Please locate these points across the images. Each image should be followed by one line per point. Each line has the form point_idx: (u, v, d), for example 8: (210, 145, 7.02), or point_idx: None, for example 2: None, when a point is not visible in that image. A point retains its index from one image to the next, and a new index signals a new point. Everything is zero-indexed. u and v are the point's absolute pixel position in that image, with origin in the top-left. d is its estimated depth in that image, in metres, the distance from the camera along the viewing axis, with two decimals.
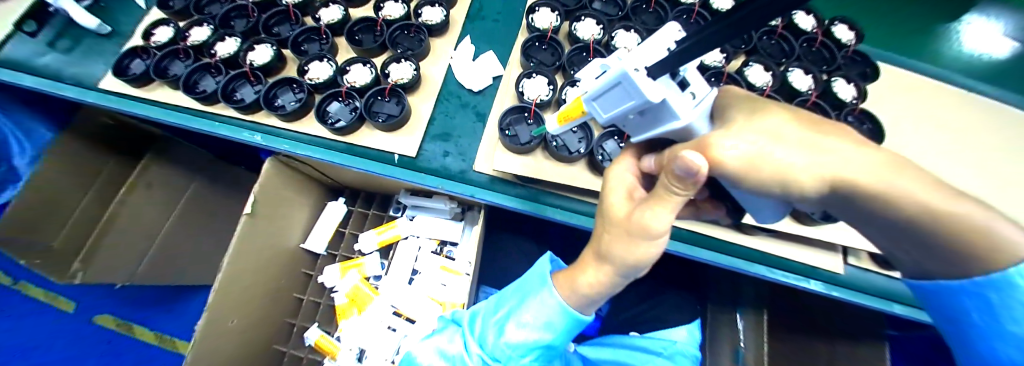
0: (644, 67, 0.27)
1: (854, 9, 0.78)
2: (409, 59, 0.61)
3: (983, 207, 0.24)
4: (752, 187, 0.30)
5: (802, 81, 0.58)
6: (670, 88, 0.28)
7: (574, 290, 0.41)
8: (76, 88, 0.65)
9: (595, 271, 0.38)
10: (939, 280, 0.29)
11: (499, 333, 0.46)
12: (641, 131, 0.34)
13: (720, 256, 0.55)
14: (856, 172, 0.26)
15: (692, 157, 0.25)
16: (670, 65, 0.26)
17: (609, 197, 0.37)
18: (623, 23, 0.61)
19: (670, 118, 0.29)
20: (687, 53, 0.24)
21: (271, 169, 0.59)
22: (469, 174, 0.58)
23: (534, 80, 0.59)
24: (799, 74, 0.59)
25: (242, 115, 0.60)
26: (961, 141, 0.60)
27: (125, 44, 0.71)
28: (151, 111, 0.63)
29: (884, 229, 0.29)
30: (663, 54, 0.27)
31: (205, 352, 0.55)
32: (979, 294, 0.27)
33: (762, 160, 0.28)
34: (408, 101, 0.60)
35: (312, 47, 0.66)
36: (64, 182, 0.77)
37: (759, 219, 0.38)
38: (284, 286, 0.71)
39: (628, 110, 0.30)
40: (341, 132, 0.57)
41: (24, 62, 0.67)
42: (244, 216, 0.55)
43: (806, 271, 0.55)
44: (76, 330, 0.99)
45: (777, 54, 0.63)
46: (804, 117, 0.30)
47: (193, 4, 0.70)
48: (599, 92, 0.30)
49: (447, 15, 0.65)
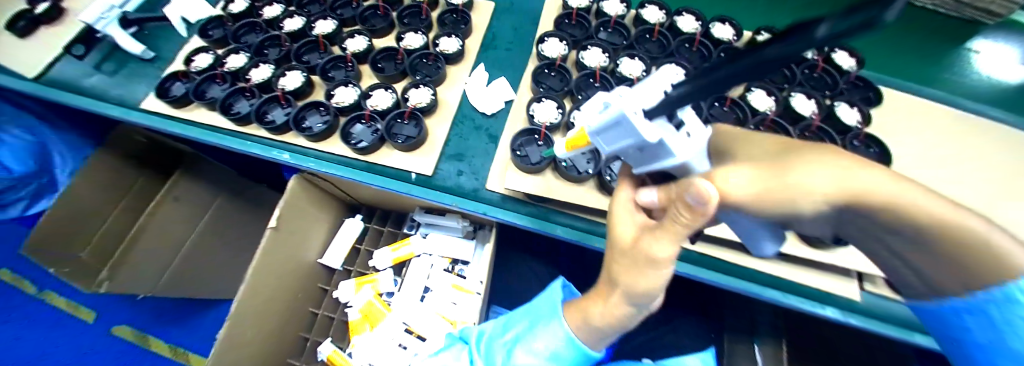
0: (643, 108, 0.30)
1: (883, 47, 0.79)
2: (428, 85, 0.66)
3: (979, 225, 0.25)
4: (771, 209, 0.32)
5: (805, 106, 0.60)
6: (667, 129, 0.30)
7: (587, 320, 0.42)
8: (118, 108, 0.71)
9: (608, 302, 0.39)
10: (943, 299, 0.30)
11: (507, 357, 0.47)
12: (643, 164, 0.36)
13: (735, 280, 0.55)
14: (868, 185, 0.28)
15: (704, 188, 0.27)
16: (667, 110, 0.28)
17: (616, 226, 0.38)
18: (628, 51, 0.65)
19: (667, 156, 0.31)
20: (684, 100, 0.26)
21: (296, 186, 0.63)
22: (482, 192, 0.60)
23: (544, 104, 0.62)
24: (802, 100, 0.60)
25: (271, 135, 0.65)
26: (977, 165, 0.59)
27: (165, 68, 0.77)
28: (187, 131, 0.68)
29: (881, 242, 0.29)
30: (660, 98, 0.30)
31: (224, 363, 0.57)
32: (981, 310, 0.27)
33: (764, 187, 0.31)
34: (425, 125, 0.64)
35: (338, 73, 0.71)
36: (98, 195, 0.82)
37: (761, 252, 0.46)
38: (301, 302, 0.73)
39: (628, 146, 0.32)
40: (364, 152, 0.61)
41: (72, 82, 0.73)
42: (268, 230, 0.58)
43: (821, 297, 0.55)
44: (96, 340, 1.02)
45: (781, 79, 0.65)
46: (792, 144, 0.34)
47: (232, 34, 0.77)
48: (601, 128, 0.33)
49: (462, 44, 0.70)
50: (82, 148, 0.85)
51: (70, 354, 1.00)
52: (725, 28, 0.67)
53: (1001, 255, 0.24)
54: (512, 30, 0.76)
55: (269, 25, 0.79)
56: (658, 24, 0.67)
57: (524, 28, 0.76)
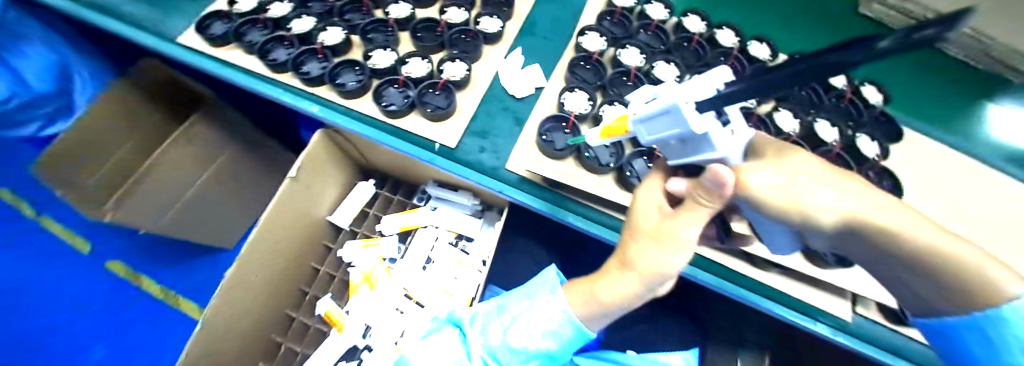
0: (694, 101, 0.27)
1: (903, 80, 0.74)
2: (464, 60, 0.62)
3: (978, 249, 0.25)
4: (788, 225, 0.30)
5: (679, 129, 0.28)
6: (714, 124, 0.27)
7: (596, 299, 0.38)
8: (124, 27, 0.69)
9: (625, 277, 0.36)
10: (945, 317, 0.28)
11: (492, 357, 0.44)
12: (680, 157, 0.32)
13: (784, 310, 0.54)
14: (874, 213, 0.26)
15: (722, 172, 0.26)
16: (718, 104, 0.26)
17: (639, 218, 0.35)
18: (665, 56, 0.61)
19: (707, 148, 0.28)
20: (734, 97, 0.25)
21: (319, 140, 0.64)
22: (501, 171, 0.58)
23: (628, 50, 0.62)
24: (686, 105, 0.26)
25: (304, 86, 0.61)
26: (999, 212, 0.56)
27: (206, 6, 0.72)
28: (216, 70, 0.65)
29: (900, 273, 0.29)
30: (711, 94, 0.27)
31: (227, 308, 0.58)
32: (982, 330, 0.27)
33: (856, 214, 0.27)
34: (471, 71, 0.62)
35: (354, 17, 0.69)
36: (108, 130, 0.83)
37: (775, 250, 0.40)
38: (304, 258, 0.75)
39: (670, 137, 0.30)
40: (393, 115, 0.57)
41: (110, 8, 0.70)
42: (288, 179, 0.60)
43: (892, 349, 0.52)
44: (88, 271, 1.07)
45: (809, 70, 0.21)
46: (825, 163, 0.31)
47: None
48: (648, 116, 0.30)
49: (503, 26, 0.65)
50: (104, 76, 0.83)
51: (67, 286, 1.06)
52: (762, 47, 0.64)
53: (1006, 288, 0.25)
54: (552, 20, 0.70)
55: None
56: (697, 34, 0.64)
57: (566, 19, 0.71)
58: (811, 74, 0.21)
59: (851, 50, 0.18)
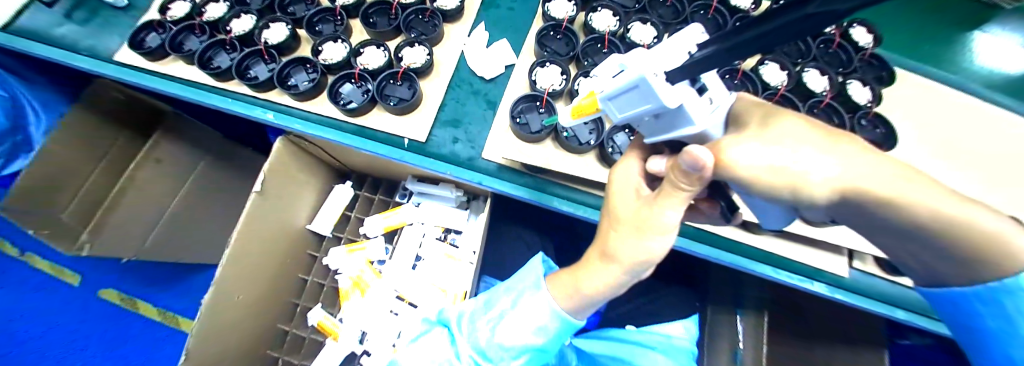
0: (664, 71, 0.24)
1: (898, 24, 0.69)
2: (423, 43, 0.57)
3: (989, 210, 0.23)
4: (775, 200, 0.27)
5: (652, 104, 0.25)
6: (688, 93, 0.25)
7: (579, 291, 0.36)
8: (54, 49, 0.62)
9: (607, 268, 0.33)
10: (954, 288, 0.27)
11: (481, 355, 0.42)
12: (657, 134, 0.30)
13: (784, 274, 0.52)
14: (872, 180, 0.23)
15: (699, 152, 0.23)
16: (690, 72, 0.23)
17: (617, 203, 0.33)
18: (639, 16, 0.56)
19: (684, 124, 0.26)
20: (710, 61, 0.22)
21: (282, 147, 0.59)
22: (478, 161, 0.54)
23: (600, 14, 0.58)
24: (655, 76, 0.23)
25: (254, 93, 0.56)
26: (993, 149, 0.55)
27: (141, 17, 0.66)
28: (162, 86, 0.60)
29: (903, 243, 0.27)
30: (684, 58, 0.24)
31: (207, 334, 0.56)
32: (995, 301, 0.25)
33: (852, 184, 0.24)
34: (433, 56, 0.57)
35: (298, 9, 0.64)
36: (78, 159, 0.77)
37: (767, 224, 0.36)
38: (289, 269, 0.73)
39: (643, 113, 0.27)
40: (352, 114, 0.53)
41: (41, 33, 0.63)
42: (254, 194, 0.56)
43: (890, 300, 0.51)
44: (78, 303, 1.03)
45: (792, 24, 0.19)
46: (816, 123, 0.27)
47: None
48: (616, 93, 0.26)
49: (463, 0, 0.60)
50: (55, 105, 0.78)
51: (53, 322, 1.02)
52: None
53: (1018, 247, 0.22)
54: None
55: None
56: None
57: None
58: (794, 26, 0.19)
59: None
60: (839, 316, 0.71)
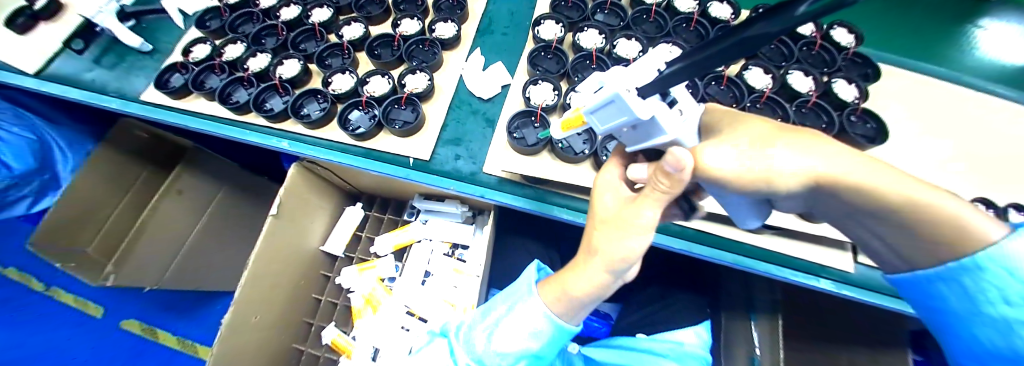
0: (635, 87, 0.27)
1: (874, 26, 0.72)
2: (424, 70, 0.61)
3: (948, 193, 0.24)
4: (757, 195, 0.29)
5: (628, 116, 0.27)
6: (659, 106, 0.27)
7: (568, 293, 0.38)
8: (85, 92, 0.68)
9: (593, 268, 0.35)
10: (918, 270, 0.28)
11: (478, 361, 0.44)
12: (637, 143, 0.32)
13: (784, 270, 0.53)
14: (841, 170, 0.26)
15: (680, 154, 0.25)
16: (661, 86, 0.26)
17: (601, 204, 0.35)
18: (624, 32, 0.60)
19: (658, 133, 0.29)
20: (677, 77, 0.24)
21: (295, 174, 0.63)
22: (479, 175, 0.57)
23: (587, 33, 0.62)
24: (628, 92, 0.26)
25: (270, 123, 0.61)
26: (982, 137, 0.56)
27: (164, 60, 0.72)
28: (186, 121, 0.65)
29: (873, 232, 0.28)
30: (654, 75, 0.27)
31: (225, 355, 0.58)
32: (955, 280, 0.26)
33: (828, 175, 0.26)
34: (433, 80, 0.61)
35: (310, 45, 0.69)
36: (101, 195, 0.82)
37: (741, 224, 0.38)
38: (303, 290, 0.75)
39: (621, 125, 0.29)
40: (360, 138, 0.56)
41: (73, 78, 0.69)
42: (270, 217, 0.60)
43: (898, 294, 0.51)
44: (103, 334, 1.07)
45: (737, 46, 0.22)
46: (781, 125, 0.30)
47: (229, 24, 0.72)
48: (596, 107, 0.29)
49: (459, 29, 0.65)
50: (83, 144, 0.85)
51: None
52: (723, 8, 0.63)
53: (975, 229, 0.24)
54: (509, 13, 0.70)
55: (267, 14, 0.74)
56: (654, 4, 0.62)
57: (521, 11, 0.70)
58: (741, 46, 0.22)
59: (778, 20, 0.19)
60: (853, 315, 0.70)
